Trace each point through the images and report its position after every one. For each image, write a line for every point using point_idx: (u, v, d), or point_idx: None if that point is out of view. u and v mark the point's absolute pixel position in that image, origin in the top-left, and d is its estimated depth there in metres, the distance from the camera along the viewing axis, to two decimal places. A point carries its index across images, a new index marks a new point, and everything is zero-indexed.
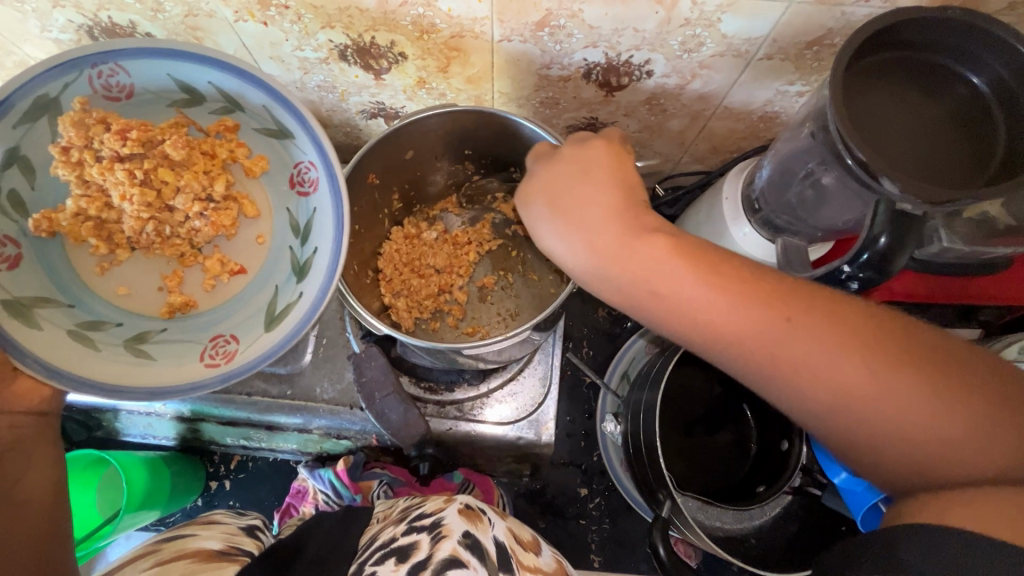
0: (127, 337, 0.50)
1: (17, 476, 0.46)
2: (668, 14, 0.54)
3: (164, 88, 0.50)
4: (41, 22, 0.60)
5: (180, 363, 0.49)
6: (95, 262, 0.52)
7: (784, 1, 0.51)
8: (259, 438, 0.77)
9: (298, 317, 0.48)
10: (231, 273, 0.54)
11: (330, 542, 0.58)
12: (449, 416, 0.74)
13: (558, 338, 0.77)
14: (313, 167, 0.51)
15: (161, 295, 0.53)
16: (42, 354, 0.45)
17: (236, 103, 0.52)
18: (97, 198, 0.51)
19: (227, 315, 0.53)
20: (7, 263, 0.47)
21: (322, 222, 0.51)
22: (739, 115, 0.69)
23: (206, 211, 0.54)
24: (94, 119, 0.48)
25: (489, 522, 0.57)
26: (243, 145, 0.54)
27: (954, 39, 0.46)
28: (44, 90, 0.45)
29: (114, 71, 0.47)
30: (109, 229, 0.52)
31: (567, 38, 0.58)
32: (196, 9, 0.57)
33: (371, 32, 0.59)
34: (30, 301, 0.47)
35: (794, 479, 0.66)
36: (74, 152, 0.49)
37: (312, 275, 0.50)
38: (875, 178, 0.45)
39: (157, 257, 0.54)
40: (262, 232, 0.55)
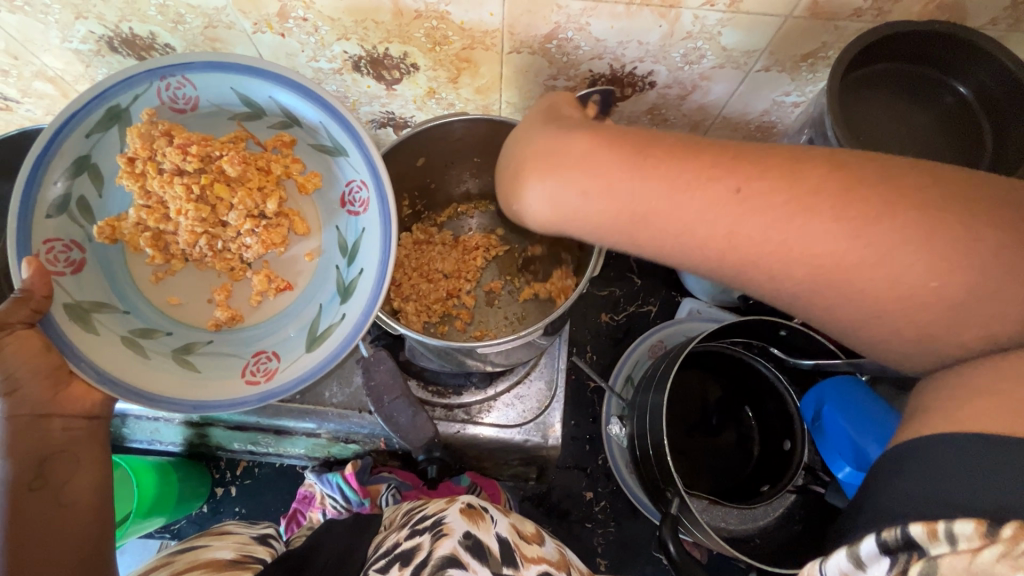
0: (176, 349, 0.52)
1: (65, 479, 0.51)
2: (670, 28, 0.56)
3: (227, 103, 0.52)
4: (62, 32, 0.62)
5: (226, 377, 0.51)
6: (151, 271, 0.55)
7: (780, 15, 0.54)
8: (266, 443, 0.77)
9: (340, 341, 0.50)
10: (277, 289, 0.56)
11: (340, 549, 0.58)
12: (457, 419, 0.74)
13: (563, 343, 0.78)
14: (364, 186, 0.53)
15: (209, 308, 0.56)
16: (97, 361, 0.47)
17: (294, 118, 0.53)
18: (156, 210, 0.53)
19: (270, 332, 0.55)
20: (71, 268, 0.49)
21: (368, 244, 0.53)
22: (736, 124, 0.72)
23: (259, 228, 0.55)
24: (158, 131, 0.50)
25: (490, 519, 0.58)
26: (299, 162, 0.55)
27: (939, 52, 0.48)
28: (115, 102, 0.48)
29: (182, 83, 0.49)
30: (165, 240, 0.54)
31: (573, 50, 0.61)
32: (216, 21, 0.59)
33: (385, 44, 0.61)
34: (89, 306, 0.49)
35: (797, 478, 0.68)
36: (139, 164, 0.51)
37: (356, 297, 0.51)
38: None
39: (209, 271, 0.57)
40: (310, 250, 0.57)
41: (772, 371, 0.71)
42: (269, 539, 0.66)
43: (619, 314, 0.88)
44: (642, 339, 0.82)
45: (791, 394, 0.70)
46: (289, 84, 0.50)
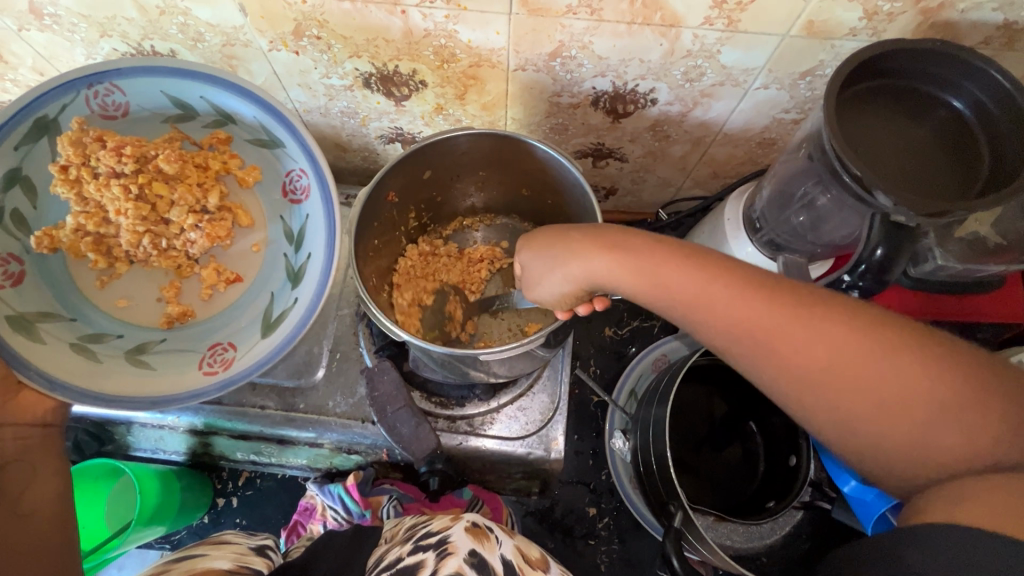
0: (128, 350, 0.54)
1: (21, 490, 0.47)
2: (671, 46, 0.58)
3: (159, 107, 0.55)
4: (87, 50, 0.65)
5: (181, 372, 0.53)
6: (96, 277, 0.56)
7: (778, 34, 0.55)
8: (269, 453, 0.77)
9: (293, 323, 0.53)
10: (227, 281, 0.58)
11: (337, 564, 0.58)
12: (460, 431, 0.74)
13: (567, 355, 0.78)
14: (303, 174, 0.56)
15: (159, 306, 0.57)
16: (43, 367, 0.49)
17: (227, 116, 0.57)
18: (95, 214, 0.54)
19: (224, 325, 0.57)
20: (11, 280, 0.51)
21: (313, 229, 0.56)
22: (739, 141, 0.73)
23: (201, 223, 0.57)
24: (90, 138, 0.52)
25: (495, 539, 0.57)
26: (236, 157, 0.59)
27: (935, 67, 0.49)
28: (43, 113, 0.50)
29: (110, 91, 0.52)
30: (108, 244, 0.56)
31: (577, 68, 0.62)
32: (234, 39, 0.62)
33: (395, 61, 0.63)
34: (33, 317, 0.51)
35: (803, 495, 0.66)
36: (73, 171, 0.52)
37: (306, 280, 0.55)
38: (870, 193, 0.48)
39: (156, 270, 0.58)
40: (257, 241, 0.60)
41: None
42: (267, 550, 0.65)
43: (623, 329, 0.88)
44: (644, 353, 0.82)
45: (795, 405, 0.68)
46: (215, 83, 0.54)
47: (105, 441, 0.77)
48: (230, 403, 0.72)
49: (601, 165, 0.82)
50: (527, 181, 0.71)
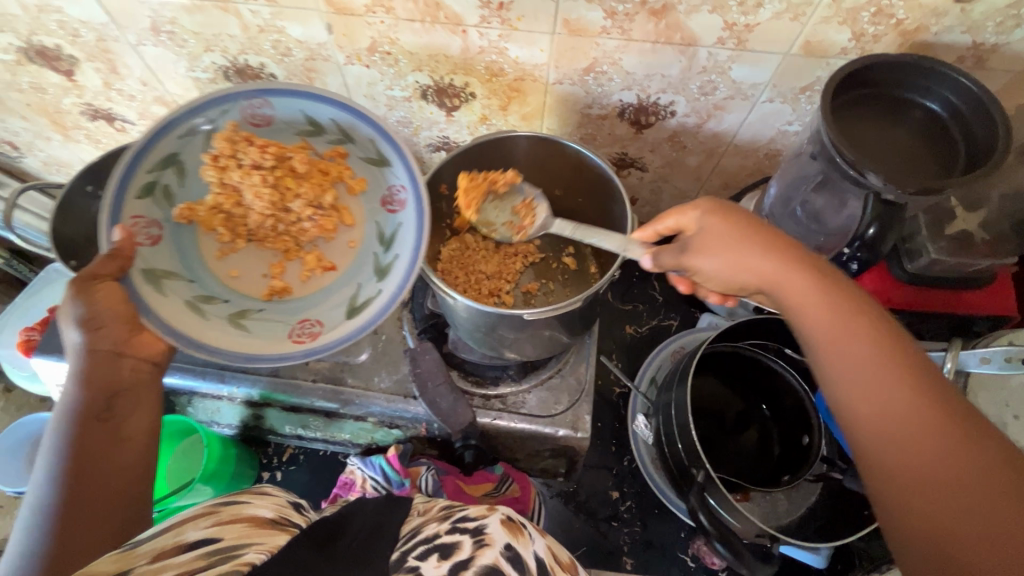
0: (232, 313, 0.61)
1: (127, 416, 0.58)
2: (689, 63, 0.68)
3: (295, 121, 0.61)
4: (190, 63, 0.76)
5: (276, 338, 0.60)
6: (217, 248, 0.63)
7: (780, 53, 0.65)
8: (315, 427, 0.83)
9: (375, 311, 0.59)
10: (324, 269, 0.65)
11: (370, 524, 0.60)
12: (493, 408, 0.80)
13: (593, 343, 0.85)
14: (404, 189, 0.62)
15: (263, 281, 0.64)
16: (164, 315, 0.56)
17: (350, 136, 0.63)
18: (231, 197, 0.62)
19: (314, 304, 0.63)
20: (149, 241, 0.58)
21: (405, 234, 0.62)
22: (748, 152, 0.83)
23: (316, 215, 0.64)
24: (241, 137, 0.60)
25: (530, 536, 0.61)
26: (351, 169, 0.64)
27: (910, 76, 0.59)
28: (208, 112, 0.58)
29: (262, 104, 0.59)
30: (234, 222, 0.64)
31: (607, 82, 0.73)
32: (317, 54, 0.73)
33: (451, 75, 0.74)
34: (162, 274, 0.59)
35: (814, 468, 0.73)
36: (222, 160, 0.59)
37: (391, 276, 0.61)
38: (862, 175, 0.56)
39: (268, 250, 0.65)
40: (354, 239, 0.66)
41: (785, 367, 0.77)
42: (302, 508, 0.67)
43: (642, 327, 0.95)
44: (662, 345, 0.89)
45: (806, 389, 0.76)
46: (350, 108, 0.60)
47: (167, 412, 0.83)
48: (285, 375, 0.78)
49: (624, 174, 0.91)
50: (560, 182, 0.80)
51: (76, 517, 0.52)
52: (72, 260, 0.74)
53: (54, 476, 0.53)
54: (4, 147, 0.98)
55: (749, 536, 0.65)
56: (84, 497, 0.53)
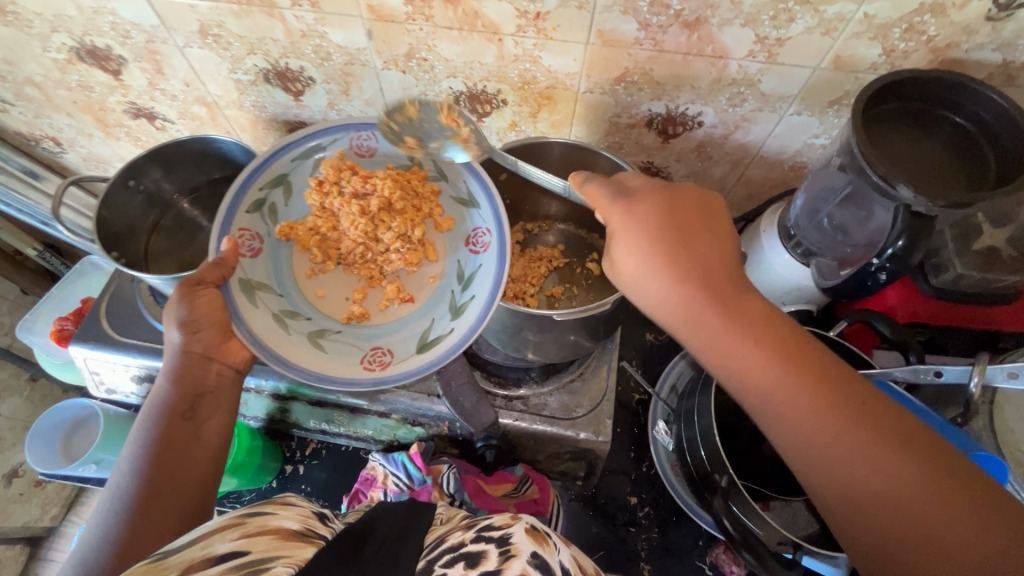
0: (311, 331, 0.65)
1: (206, 417, 0.64)
2: (719, 74, 0.70)
3: (397, 156, 0.70)
4: (233, 65, 0.79)
5: (348, 362, 0.63)
6: (308, 267, 0.70)
7: (809, 67, 0.67)
8: (339, 422, 0.84)
9: (447, 348, 0.62)
10: (402, 300, 0.69)
11: (396, 533, 0.62)
12: (516, 409, 0.81)
13: (615, 347, 0.85)
14: (489, 232, 0.67)
15: (344, 304, 0.69)
16: (254, 326, 0.61)
17: (444, 175, 0.70)
18: (329, 221, 0.69)
19: (386, 333, 0.67)
20: (251, 253, 0.65)
21: (482, 277, 0.65)
22: (773, 163, 0.84)
23: (404, 248, 0.69)
24: (346, 167, 0.68)
25: (552, 546, 0.63)
26: (440, 207, 0.71)
27: (938, 90, 0.59)
28: (321, 143, 0.68)
29: (369, 138, 0.69)
30: (328, 244, 0.70)
31: (637, 92, 0.74)
32: (355, 59, 0.75)
33: (484, 82, 0.76)
34: (256, 285, 0.65)
35: None
36: (328, 185, 0.68)
37: (465, 316, 0.63)
38: (893, 187, 0.57)
39: (353, 276, 0.71)
40: (434, 274, 0.70)
41: None
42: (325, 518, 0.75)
43: (663, 335, 0.96)
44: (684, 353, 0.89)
45: None
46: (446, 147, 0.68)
47: None
48: None
49: None
50: None
51: (155, 503, 0.57)
52: (112, 252, 0.76)
53: (138, 466, 0.59)
54: (46, 142, 1.02)
55: (772, 543, 0.65)
56: (158, 487, 0.58)
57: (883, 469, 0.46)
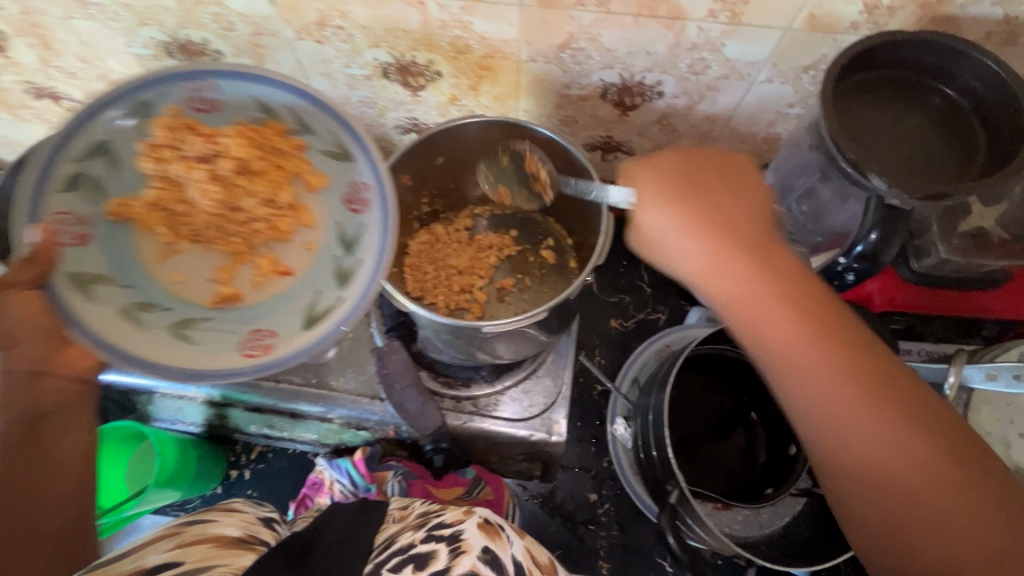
0: (172, 323, 0.49)
1: (55, 445, 0.51)
2: (677, 39, 0.60)
3: (246, 108, 0.49)
4: (127, 38, 0.69)
5: (219, 353, 0.48)
6: (159, 250, 0.50)
7: (779, 28, 0.57)
8: (281, 427, 0.80)
9: (337, 323, 0.49)
10: (279, 274, 0.52)
11: (347, 533, 0.59)
12: (464, 411, 0.76)
13: (571, 341, 0.80)
14: (370, 189, 0.50)
15: (210, 287, 0.51)
16: (94, 328, 0.45)
17: (306, 125, 0.50)
18: (172, 190, 0.49)
19: (270, 314, 0.51)
20: (75, 241, 0.46)
21: (371, 240, 0.51)
22: (744, 136, 0.75)
23: (271, 217, 0.51)
24: (182, 124, 0.48)
25: (507, 538, 0.58)
26: (310, 163, 0.52)
27: (927, 57, 0.51)
28: (142, 96, 0.46)
29: (207, 86, 0.47)
30: (177, 219, 0.50)
31: (586, 60, 0.65)
32: (262, 29, 0.65)
33: (412, 52, 0.66)
34: (92, 277, 0.46)
35: (801, 481, 0.68)
36: (162, 150, 0.48)
37: (356, 284, 0.50)
38: (865, 177, 0.49)
39: (214, 251, 0.52)
40: (311, 242, 0.53)
41: None
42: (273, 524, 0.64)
43: (628, 321, 0.90)
44: (647, 343, 0.84)
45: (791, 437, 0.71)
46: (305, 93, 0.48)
47: (129, 410, 0.80)
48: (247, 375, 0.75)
49: (610, 159, 0.84)
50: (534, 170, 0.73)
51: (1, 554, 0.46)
52: None
53: None
54: None
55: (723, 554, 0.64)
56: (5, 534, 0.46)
57: (914, 454, 0.42)
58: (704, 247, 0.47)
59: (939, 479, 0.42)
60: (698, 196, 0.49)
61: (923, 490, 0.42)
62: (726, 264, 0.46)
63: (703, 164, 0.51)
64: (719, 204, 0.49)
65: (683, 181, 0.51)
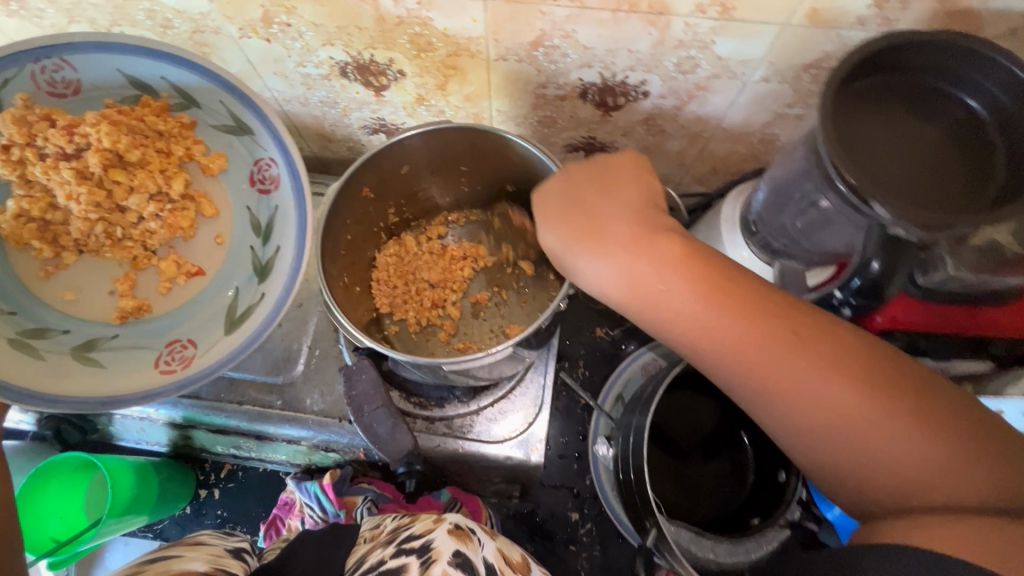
0: (75, 346, 0.51)
1: None
2: (661, 36, 0.54)
3: (116, 86, 0.51)
4: (59, 36, 0.62)
5: (134, 371, 0.51)
6: (40, 266, 0.52)
7: (777, 23, 0.51)
8: (249, 448, 0.77)
9: (261, 320, 0.51)
10: (187, 275, 0.54)
11: (316, 559, 0.51)
12: (438, 433, 0.72)
13: (551, 358, 0.76)
14: (273, 163, 0.53)
15: (111, 300, 0.53)
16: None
17: (191, 100, 0.53)
18: (41, 198, 0.51)
19: (182, 320, 0.53)
20: None
21: (283, 222, 0.53)
22: (739, 137, 0.69)
23: (162, 212, 0.54)
24: (37, 116, 0.49)
25: (478, 541, 0.50)
26: (200, 143, 0.54)
27: (947, 60, 0.44)
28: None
29: (60, 65, 0.49)
30: (54, 231, 0.52)
31: (561, 58, 0.58)
32: (203, 26, 0.59)
33: (370, 50, 0.60)
34: None
35: (790, 512, 0.65)
36: (17, 151, 0.49)
37: (273, 277, 0.52)
38: (866, 203, 0.44)
39: (108, 260, 0.54)
40: (221, 232, 0.55)
41: None
42: (244, 554, 0.53)
43: (615, 329, 0.85)
44: (632, 357, 0.80)
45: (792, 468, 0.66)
46: (179, 62, 0.50)
47: (88, 432, 0.76)
48: (207, 398, 0.71)
49: None
50: (508, 177, 0.69)
51: None
52: None
53: None
54: None
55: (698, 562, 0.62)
56: None
57: (907, 447, 0.37)
58: (622, 270, 0.44)
59: (948, 480, 0.36)
60: (590, 210, 0.48)
61: (936, 500, 0.36)
62: (667, 289, 0.43)
63: (591, 166, 0.51)
64: (617, 214, 0.47)
65: (572, 196, 0.49)
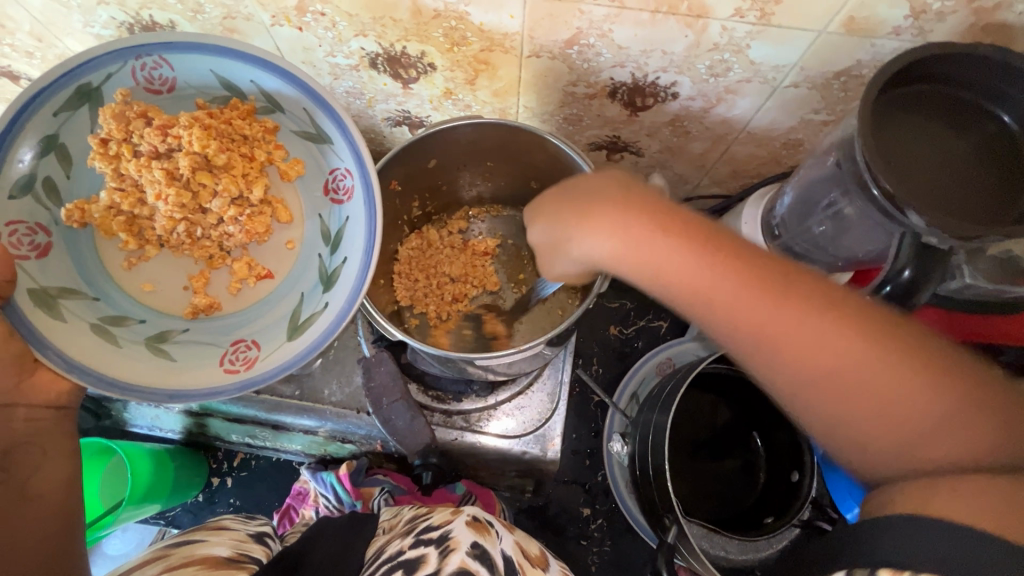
0: (149, 336, 0.49)
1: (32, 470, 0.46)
2: (697, 39, 0.54)
3: (208, 85, 0.49)
4: (84, 17, 0.59)
5: (202, 366, 0.48)
6: (122, 256, 0.51)
7: (815, 30, 0.51)
8: (263, 437, 0.78)
9: (322, 330, 0.47)
10: (257, 277, 0.53)
11: (337, 549, 0.49)
12: (455, 426, 0.73)
13: (569, 355, 0.76)
14: (348, 175, 0.50)
15: (185, 295, 0.52)
16: (64, 348, 0.44)
17: (277, 104, 0.50)
18: (131, 193, 0.50)
19: (250, 320, 0.52)
20: (35, 251, 0.46)
21: (353, 232, 0.50)
22: (762, 141, 0.69)
23: (241, 216, 0.52)
24: (134, 112, 0.48)
25: (497, 535, 0.49)
26: (282, 148, 0.53)
27: (982, 75, 0.45)
28: (85, 80, 0.45)
29: (159, 63, 0.47)
30: (140, 225, 0.51)
31: (595, 57, 0.59)
32: (234, 11, 0.57)
33: (402, 42, 0.60)
34: (55, 292, 0.46)
35: (804, 512, 0.65)
36: (113, 146, 0.48)
37: (339, 286, 0.49)
38: (900, 211, 0.45)
39: (185, 257, 0.53)
40: (293, 238, 0.54)
41: None
42: (265, 538, 0.53)
43: (628, 328, 0.85)
44: (648, 356, 0.80)
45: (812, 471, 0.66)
46: (271, 67, 0.47)
47: (102, 417, 0.79)
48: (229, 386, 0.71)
49: (615, 158, 0.78)
50: (534, 174, 0.69)
51: None
52: None
53: None
54: None
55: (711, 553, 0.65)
56: None
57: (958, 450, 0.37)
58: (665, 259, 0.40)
59: None
60: (580, 190, 0.44)
61: None
62: None
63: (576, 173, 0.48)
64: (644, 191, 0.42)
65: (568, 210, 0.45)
